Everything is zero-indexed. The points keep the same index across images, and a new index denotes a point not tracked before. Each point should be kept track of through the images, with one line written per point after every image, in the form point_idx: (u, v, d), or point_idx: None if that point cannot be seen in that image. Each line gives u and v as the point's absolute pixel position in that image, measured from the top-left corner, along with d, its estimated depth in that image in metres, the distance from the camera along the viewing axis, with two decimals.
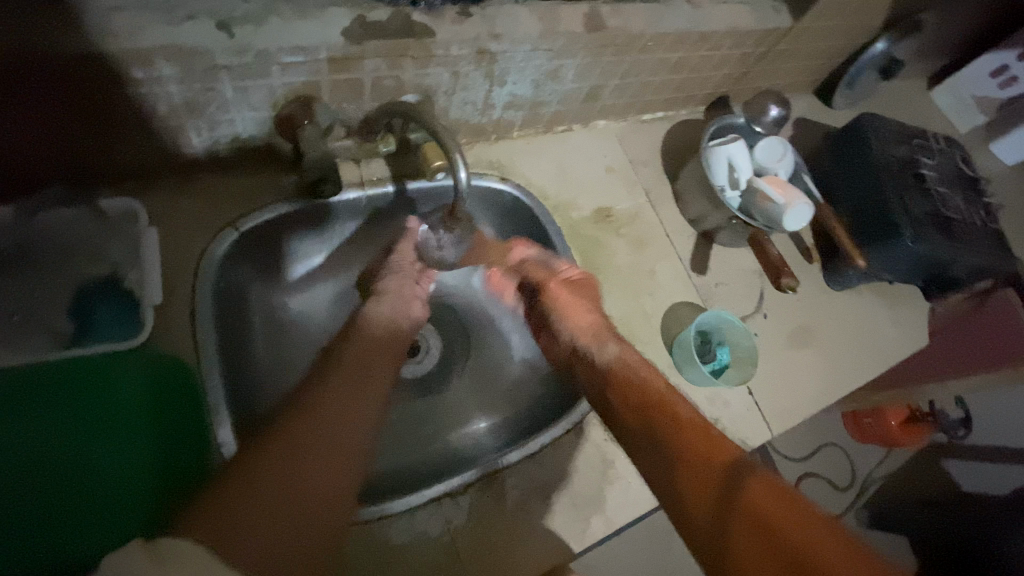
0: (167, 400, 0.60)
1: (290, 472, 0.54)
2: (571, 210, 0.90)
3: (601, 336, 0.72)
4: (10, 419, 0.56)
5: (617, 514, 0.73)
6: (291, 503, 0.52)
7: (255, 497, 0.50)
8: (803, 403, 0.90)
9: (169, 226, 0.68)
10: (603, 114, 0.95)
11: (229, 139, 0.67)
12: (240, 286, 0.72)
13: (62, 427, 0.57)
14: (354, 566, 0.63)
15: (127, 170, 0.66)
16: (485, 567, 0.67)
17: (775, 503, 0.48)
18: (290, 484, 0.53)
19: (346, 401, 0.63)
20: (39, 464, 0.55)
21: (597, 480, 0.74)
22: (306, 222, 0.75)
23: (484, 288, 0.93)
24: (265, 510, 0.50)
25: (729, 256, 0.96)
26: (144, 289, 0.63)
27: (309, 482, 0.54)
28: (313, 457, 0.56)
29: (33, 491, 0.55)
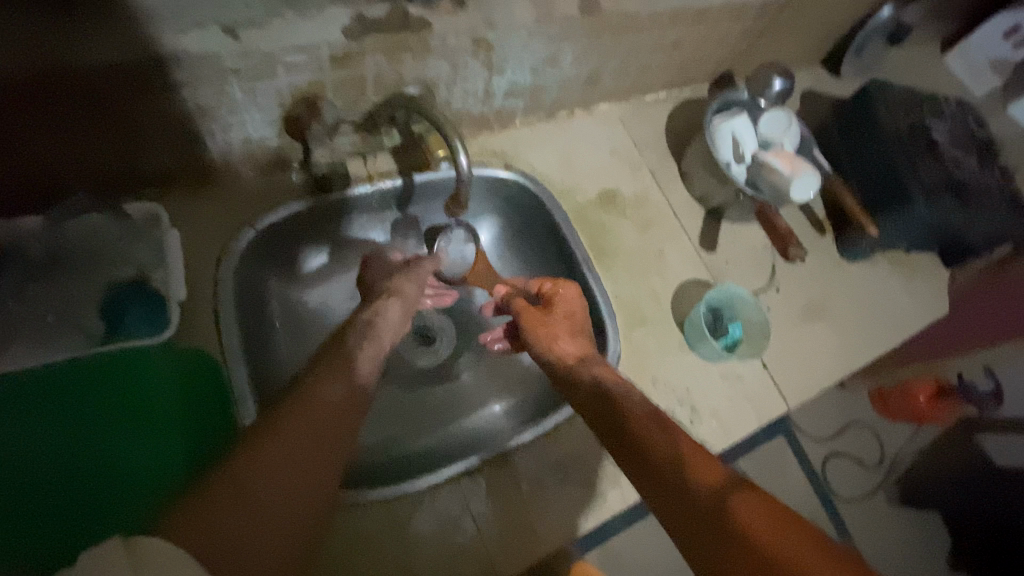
0: (193, 385, 0.64)
1: (282, 473, 0.50)
2: (576, 194, 0.91)
3: (576, 362, 0.70)
4: (53, 397, 0.60)
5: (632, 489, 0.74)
6: (279, 503, 0.48)
7: (242, 497, 0.46)
8: (819, 377, 0.89)
9: (188, 227, 0.71)
10: (604, 98, 0.96)
11: (240, 142, 0.70)
12: (259, 282, 0.75)
13: (98, 412, 0.60)
14: (379, 544, 0.66)
15: (148, 175, 0.69)
16: (504, 541, 0.69)
17: (763, 518, 0.45)
18: (280, 481, 0.49)
19: (340, 402, 0.59)
20: (74, 441, 0.59)
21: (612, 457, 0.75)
22: (318, 220, 0.77)
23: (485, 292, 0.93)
24: (249, 511, 0.46)
25: (738, 233, 0.96)
26: (168, 287, 0.66)
27: (298, 480, 0.50)
28: (305, 455, 0.52)
29: (67, 466, 0.58)
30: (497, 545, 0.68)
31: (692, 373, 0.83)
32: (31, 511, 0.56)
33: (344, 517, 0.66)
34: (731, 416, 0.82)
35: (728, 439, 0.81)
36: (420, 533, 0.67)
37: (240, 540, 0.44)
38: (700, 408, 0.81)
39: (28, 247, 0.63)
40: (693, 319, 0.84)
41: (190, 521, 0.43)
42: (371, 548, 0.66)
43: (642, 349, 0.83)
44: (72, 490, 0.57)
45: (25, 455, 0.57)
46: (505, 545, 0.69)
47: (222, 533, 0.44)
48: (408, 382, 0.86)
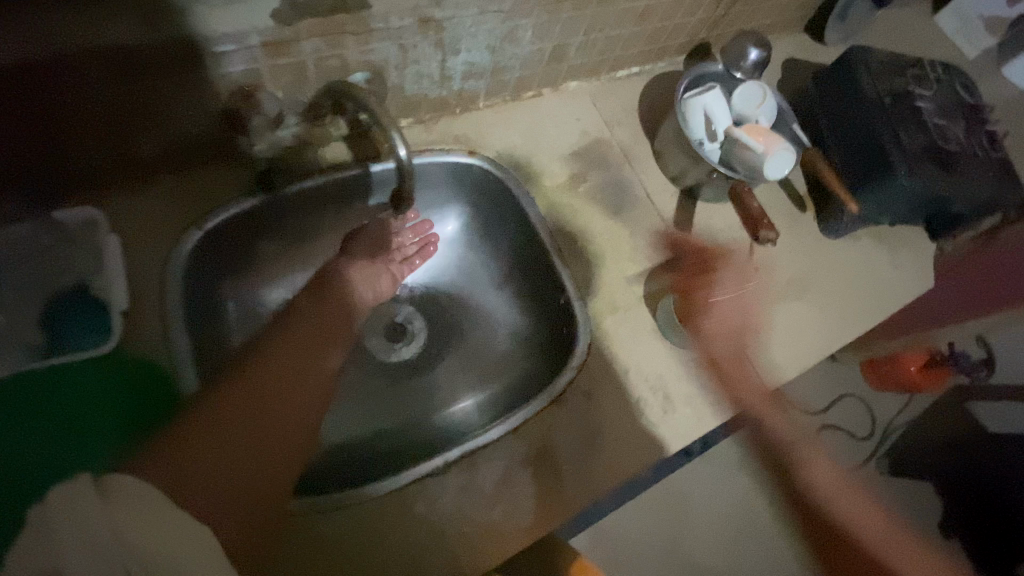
0: (137, 397, 0.61)
1: (252, 420, 0.59)
2: (544, 178, 0.88)
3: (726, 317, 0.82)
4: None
5: (604, 479, 0.73)
6: (262, 437, 0.59)
7: (217, 429, 0.56)
8: (799, 359, 0.87)
9: (130, 231, 0.67)
10: (572, 75, 0.92)
11: (177, 138, 0.66)
12: (210, 284, 0.72)
13: (44, 417, 0.58)
14: (341, 548, 0.65)
15: (84, 179, 0.64)
16: (469, 541, 0.68)
17: None
18: (261, 411, 0.61)
19: (320, 338, 0.71)
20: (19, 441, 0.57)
21: (584, 448, 0.74)
22: (273, 217, 0.74)
23: (457, 274, 0.90)
24: (210, 445, 0.54)
25: (714, 212, 0.92)
26: (109, 296, 0.63)
27: (280, 408, 0.62)
28: (289, 390, 0.64)
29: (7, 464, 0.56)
30: (463, 543, 0.68)
31: (665, 360, 0.81)
32: None
33: (308, 521, 0.65)
34: (706, 403, 0.80)
35: (703, 426, 0.79)
36: (381, 530, 0.67)
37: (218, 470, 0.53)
38: (674, 396, 0.79)
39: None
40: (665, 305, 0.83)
41: (154, 460, 0.50)
42: (331, 554, 0.65)
43: (614, 337, 0.80)
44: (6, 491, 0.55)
45: None
46: (470, 544, 0.68)
47: (203, 467, 0.52)
48: (378, 381, 0.83)
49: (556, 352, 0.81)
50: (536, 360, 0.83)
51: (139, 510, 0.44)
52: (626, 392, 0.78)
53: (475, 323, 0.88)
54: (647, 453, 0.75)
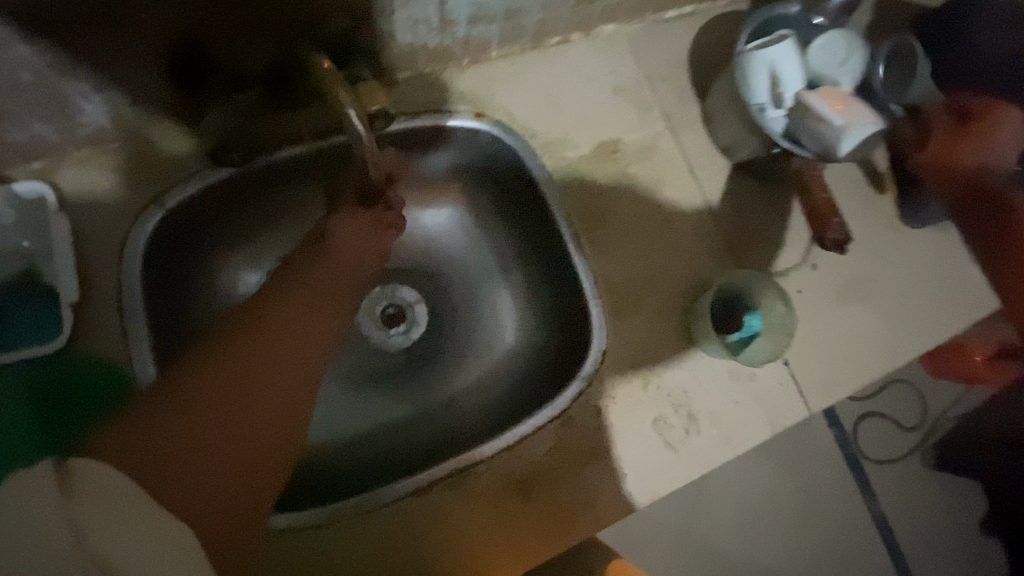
0: (91, 398, 0.56)
1: (267, 382, 0.44)
2: (565, 148, 0.74)
3: None
4: None
5: (610, 506, 0.65)
6: (279, 404, 0.44)
7: (222, 395, 0.41)
8: (856, 374, 0.74)
9: (85, 209, 0.60)
10: (608, 16, 0.75)
11: (126, 102, 0.57)
12: (182, 266, 0.63)
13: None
14: (319, 563, 0.60)
15: (27, 146, 0.57)
16: (451, 564, 0.62)
17: None
18: (278, 367, 0.45)
19: (347, 280, 0.56)
20: None
21: (590, 470, 0.65)
22: (249, 189, 0.64)
23: (459, 248, 0.78)
24: (212, 417, 0.40)
25: (769, 193, 0.77)
26: (59, 285, 0.57)
27: (304, 363, 0.47)
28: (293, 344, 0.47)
29: None
30: (453, 566, 0.62)
31: (692, 373, 0.70)
32: None
33: (284, 539, 0.60)
34: (737, 423, 0.69)
35: (730, 449, 0.68)
36: (370, 550, 0.61)
37: (224, 454, 0.39)
38: (699, 414, 0.69)
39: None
40: (704, 318, 0.68)
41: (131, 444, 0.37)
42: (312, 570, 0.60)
43: (634, 343, 0.69)
44: None
45: None
46: (451, 568, 0.62)
47: (200, 456, 0.38)
48: (370, 374, 0.75)
49: (567, 352, 0.71)
50: (546, 360, 0.73)
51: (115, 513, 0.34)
52: (644, 408, 0.68)
53: (481, 311, 0.77)
54: (663, 478, 0.66)
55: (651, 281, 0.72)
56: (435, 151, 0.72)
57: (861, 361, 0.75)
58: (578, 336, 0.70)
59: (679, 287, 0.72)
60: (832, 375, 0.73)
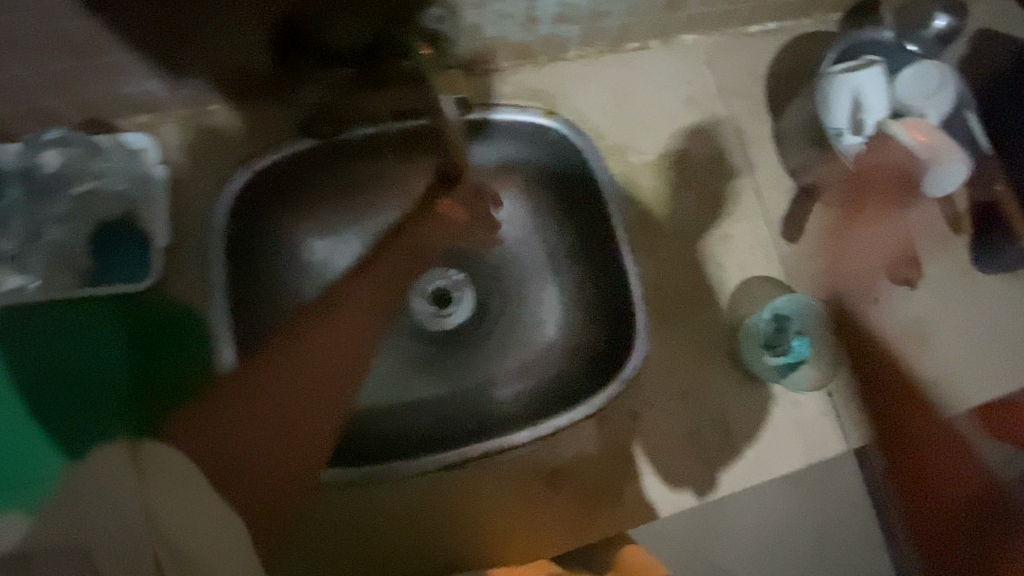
0: (181, 342, 0.62)
1: (304, 397, 0.53)
2: (632, 153, 0.74)
3: None
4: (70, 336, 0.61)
5: (631, 511, 0.66)
6: (298, 429, 0.53)
7: (259, 413, 0.53)
8: (903, 416, 0.72)
9: (181, 163, 0.65)
10: (689, 26, 0.75)
11: (231, 69, 0.61)
12: (260, 227, 0.66)
13: (104, 360, 0.61)
14: (356, 518, 0.64)
15: (140, 101, 0.63)
16: (476, 539, 0.65)
17: None
18: (324, 363, 0.54)
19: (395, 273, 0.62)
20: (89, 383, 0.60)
21: (612, 473, 0.66)
22: (326, 162, 0.67)
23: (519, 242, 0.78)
24: (260, 431, 0.53)
25: (834, 221, 0.75)
26: (151, 231, 0.62)
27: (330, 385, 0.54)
28: (326, 373, 0.54)
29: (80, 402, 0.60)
30: (465, 548, 0.64)
31: (731, 392, 0.69)
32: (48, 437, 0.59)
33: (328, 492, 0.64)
34: (772, 447, 0.69)
35: (761, 473, 0.68)
36: (401, 520, 0.65)
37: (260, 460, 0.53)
38: (734, 433, 0.69)
39: (36, 174, 0.62)
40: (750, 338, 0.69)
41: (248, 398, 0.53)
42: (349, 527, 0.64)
43: (673, 354, 0.70)
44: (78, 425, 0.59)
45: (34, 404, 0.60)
46: (476, 542, 0.65)
47: (246, 455, 0.53)
48: (417, 352, 0.76)
49: (611, 355, 0.71)
50: (589, 360, 0.73)
51: (174, 496, 0.53)
52: (677, 420, 0.68)
53: (533, 307, 0.76)
54: (688, 489, 0.67)
55: (702, 296, 0.72)
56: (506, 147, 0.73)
57: (911, 402, 0.72)
58: (621, 339, 0.70)
59: (729, 303, 0.72)
60: (877, 412, 0.71)
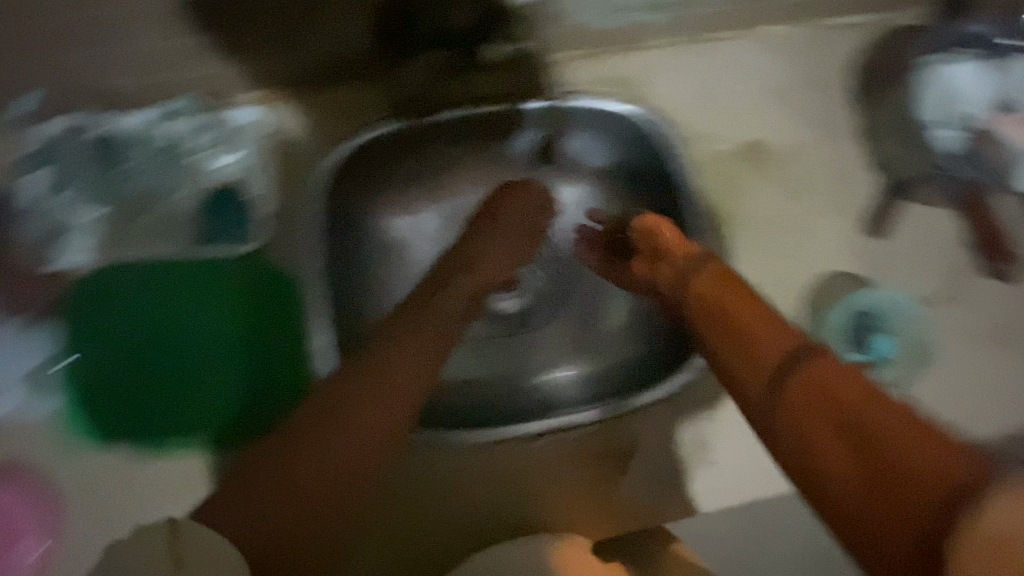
0: (284, 311, 0.67)
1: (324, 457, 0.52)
2: (713, 143, 0.74)
3: None
4: (184, 300, 0.67)
5: (654, 494, 0.69)
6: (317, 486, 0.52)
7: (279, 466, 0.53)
8: (993, 420, 0.69)
9: (283, 142, 0.69)
10: (777, 15, 0.74)
11: (334, 51, 0.65)
12: (349, 203, 0.70)
13: (218, 323, 0.67)
14: (424, 472, 0.69)
15: (250, 82, 0.67)
16: (545, 501, 0.69)
17: None
18: (361, 413, 0.53)
19: (459, 308, 0.61)
20: (206, 342, 0.67)
21: (634, 454, 0.69)
22: (414, 145, 0.70)
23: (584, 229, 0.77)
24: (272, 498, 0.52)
25: (924, 219, 0.73)
26: (258, 203, 0.68)
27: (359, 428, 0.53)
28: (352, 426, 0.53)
29: (197, 361, 0.66)
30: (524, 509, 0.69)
31: None
32: (169, 394, 0.66)
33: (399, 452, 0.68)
34: None
35: None
36: (467, 480, 0.70)
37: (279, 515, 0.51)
38: None
39: (153, 145, 0.66)
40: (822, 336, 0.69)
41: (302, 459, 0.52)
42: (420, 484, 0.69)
43: None
44: (195, 381, 0.66)
45: (156, 361, 0.66)
46: (546, 505, 0.69)
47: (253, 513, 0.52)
48: (483, 332, 0.76)
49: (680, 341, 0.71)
50: (659, 347, 0.72)
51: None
52: None
53: (599, 297, 0.76)
54: (756, 476, 0.68)
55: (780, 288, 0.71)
56: (581, 138, 0.73)
57: (1002, 408, 0.69)
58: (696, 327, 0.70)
59: (808, 298, 0.71)
60: (963, 417, 0.69)
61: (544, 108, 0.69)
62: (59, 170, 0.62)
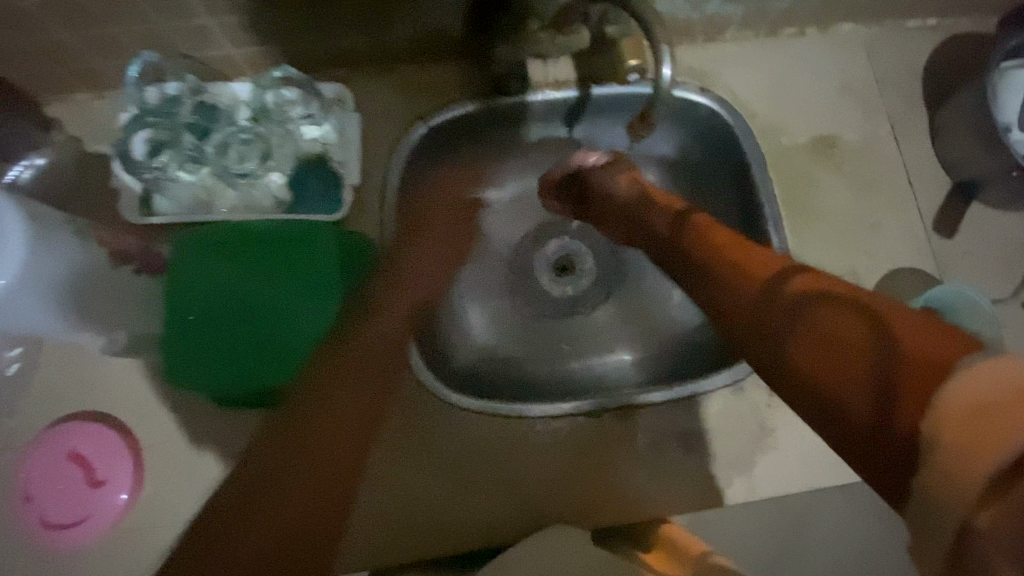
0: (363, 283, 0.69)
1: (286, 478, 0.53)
2: (782, 134, 0.75)
3: None
4: (262, 265, 0.68)
5: (648, 496, 0.66)
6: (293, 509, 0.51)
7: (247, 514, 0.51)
8: None
9: (369, 114, 0.72)
10: (851, 14, 0.76)
11: (428, 30, 0.69)
12: (425, 178, 0.76)
13: (295, 292, 0.68)
14: (448, 455, 0.66)
15: (344, 56, 0.71)
16: (587, 486, 0.66)
17: None
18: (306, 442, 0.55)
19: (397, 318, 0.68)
20: (279, 309, 0.67)
21: (626, 456, 0.67)
22: (492, 125, 0.75)
23: None
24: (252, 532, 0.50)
25: (992, 220, 0.73)
26: (345, 171, 0.69)
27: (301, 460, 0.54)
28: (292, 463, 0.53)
29: (273, 329, 0.66)
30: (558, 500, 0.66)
31: None
32: (240, 361, 0.64)
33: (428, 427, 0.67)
34: None
35: None
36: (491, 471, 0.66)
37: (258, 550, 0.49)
38: None
39: (252, 112, 0.66)
40: None
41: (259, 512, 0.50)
42: (442, 467, 0.66)
43: None
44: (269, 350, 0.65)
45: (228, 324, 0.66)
46: (589, 491, 0.66)
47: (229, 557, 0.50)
48: (536, 308, 0.80)
49: None
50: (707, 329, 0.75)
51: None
52: None
53: (645, 281, 0.81)
54: (822, 469, 0.67)
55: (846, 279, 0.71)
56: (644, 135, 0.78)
57: None
58: None
59: (876, 291, 0.71)
60: None
61: (620, 95, 0.73)
62: (157, 132, 0.63)
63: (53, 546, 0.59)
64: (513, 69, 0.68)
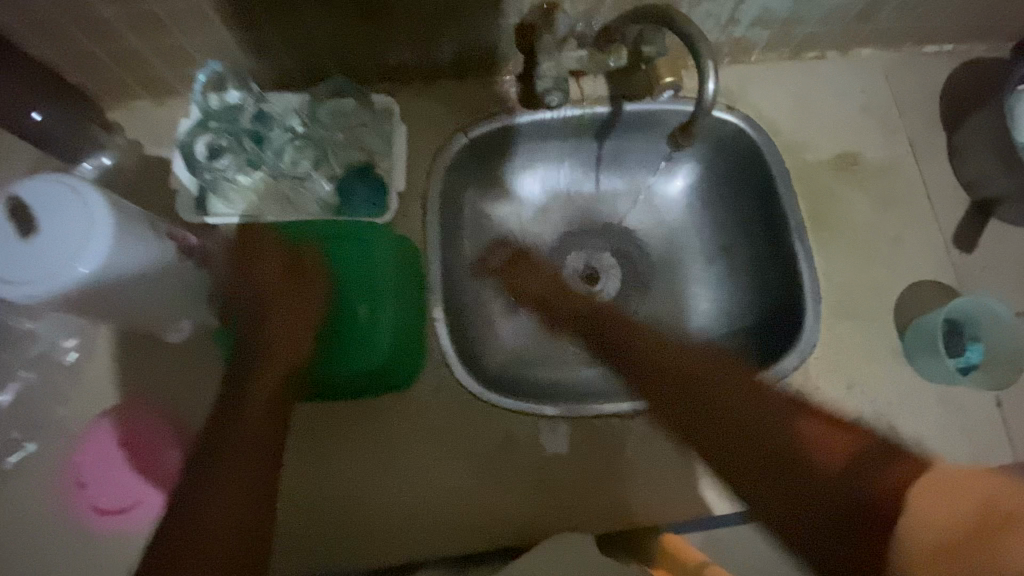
0: (408, 284, 0.69)
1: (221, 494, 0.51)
2: (806, 151, 0.78)
3: None
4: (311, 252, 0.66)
5: (641, 504, 0.67)
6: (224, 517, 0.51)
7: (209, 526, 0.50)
8: None
9: (412, 125, 0.76)
10: (871, 40, 0.80)
11: (471, 47, 0.73)
12: (460, 187, 0.78)
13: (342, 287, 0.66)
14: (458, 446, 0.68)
15: (391, 70, 0.76)
16: (601, 486, 0.67)
17: None
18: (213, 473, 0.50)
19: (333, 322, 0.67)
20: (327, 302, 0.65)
21: (626, 462, 0.68)
22: (525, 139, 0.78)
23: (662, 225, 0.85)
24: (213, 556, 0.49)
25: (1010, 237, 0.76)
26: (391, 177, 0.72)
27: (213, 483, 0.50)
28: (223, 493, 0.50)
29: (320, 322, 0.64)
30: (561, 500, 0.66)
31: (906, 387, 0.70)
32: None
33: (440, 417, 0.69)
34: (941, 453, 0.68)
35: None
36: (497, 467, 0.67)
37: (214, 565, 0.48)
38: (901, 430, 0.69)
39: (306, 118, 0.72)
40: (908, 342, 0.71)
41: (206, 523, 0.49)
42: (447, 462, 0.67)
43: (844, 345, 0.72)
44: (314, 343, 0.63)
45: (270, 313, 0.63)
46: (602, 491, 0.67)
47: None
48: None
49: (770, 341, 0.74)
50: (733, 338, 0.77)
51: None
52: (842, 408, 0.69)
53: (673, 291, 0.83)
54: None
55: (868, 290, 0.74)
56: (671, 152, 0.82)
57: None
58: (780, 322, 0.74)
59: (897, 302, 0.73)
60: None
61: (652, 113, 0.76)
62: (219, 137, 0.68)
63: (104, 530, 0.60)
64: (554, 84, 0.70)
